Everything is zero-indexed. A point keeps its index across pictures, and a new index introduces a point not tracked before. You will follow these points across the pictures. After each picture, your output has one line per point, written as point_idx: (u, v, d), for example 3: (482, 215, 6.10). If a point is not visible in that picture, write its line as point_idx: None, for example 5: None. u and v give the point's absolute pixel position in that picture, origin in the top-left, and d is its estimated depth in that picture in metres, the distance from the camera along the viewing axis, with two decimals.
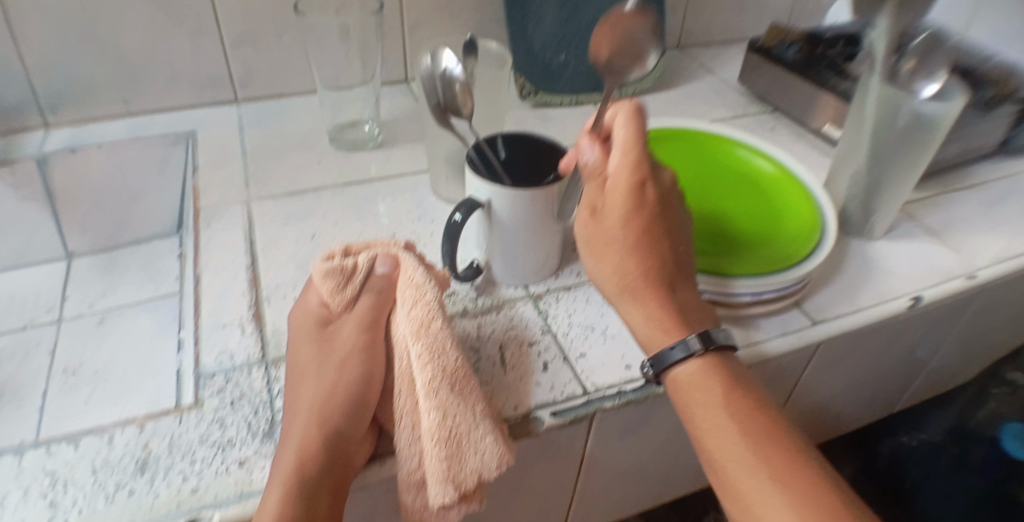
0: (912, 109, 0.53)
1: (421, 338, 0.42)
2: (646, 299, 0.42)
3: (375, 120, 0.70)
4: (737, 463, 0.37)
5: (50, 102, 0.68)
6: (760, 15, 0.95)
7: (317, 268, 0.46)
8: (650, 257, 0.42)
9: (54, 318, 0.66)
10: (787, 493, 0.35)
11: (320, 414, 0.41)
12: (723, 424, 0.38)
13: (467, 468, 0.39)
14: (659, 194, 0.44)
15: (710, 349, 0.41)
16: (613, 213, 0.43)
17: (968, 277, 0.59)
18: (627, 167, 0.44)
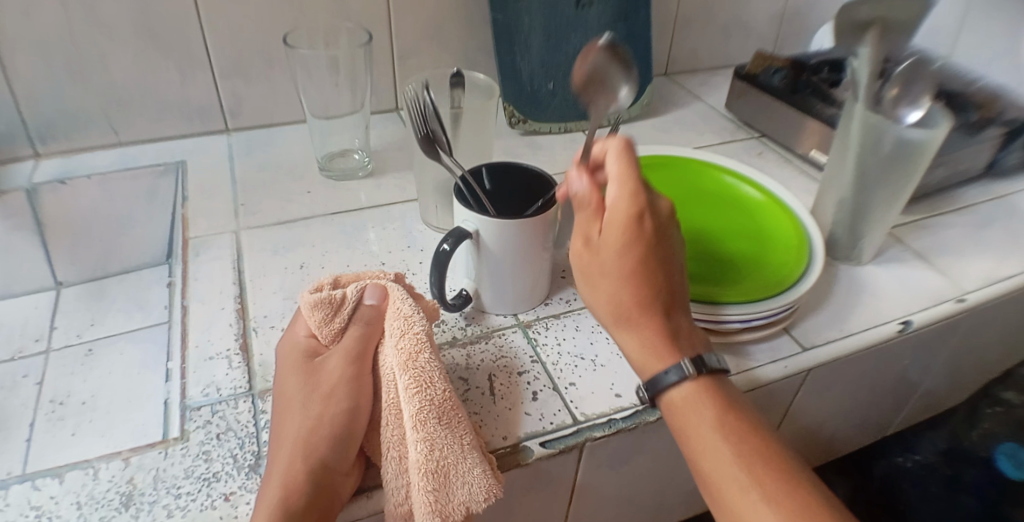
0: (895, 135, 0.53)
1: (409, 369, 0.42)
2: (640, 330, 0.40)
3: (365, 148, 0.71)
4: (731, 486, 0.35)
5: (41, 133, 0.68)
6: (745, 42, 0.97)
7: (304, 301, 0.46)
8: (646, 288, 0.40)
9: (41, 348, 0.66)
10: (786, 516, 0.33)
11: (306, 447, 0.40)
12: (717, 446, 0.36)
13: (456, 500, 0.39)
14: (657, 222, 0.41)
15: (702, 371, 0.39)
16: (607, 243, 0.41)
17: (958, 300, 0.59)
18: (625, 196, 0.40)
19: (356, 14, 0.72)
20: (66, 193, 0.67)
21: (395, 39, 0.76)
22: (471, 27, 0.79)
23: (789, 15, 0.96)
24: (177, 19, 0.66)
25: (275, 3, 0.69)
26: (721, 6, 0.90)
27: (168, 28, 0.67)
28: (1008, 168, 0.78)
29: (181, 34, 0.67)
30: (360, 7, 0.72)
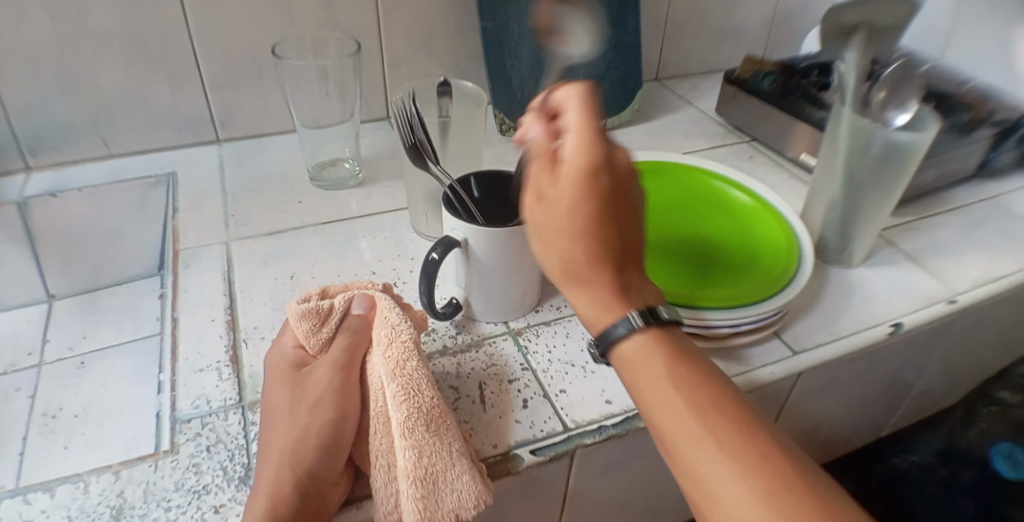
0: (884, 139, 0.53)
1: (396, 376, 0.42)
2: (590, 289, 0.37)
3: (356, 157, 0.71)
4: (685, 439, 0.33)
5: (31, 146, 0.69)
6: (735, 46, 0.97)
7: (293, 311, 0.47)
8: (599, 248, 0.36)
9: (35, 361, 0.66)
10: (741, 468, 0.31)
11: (295, 457, 0.40)
12: (669, 399, 0.34)
13: (446, 507, 0.39)
14: (620, 175, 0.36)
15: (652, 323, 0.36)
16: (559, 199, 0.36)
17: (949, 301, 0.60)
18: (586, 146, 0.35)
19: (346, 24, 0.73)
20: (57, 205, 0.67)
21: (386, 48, 0.76)
22: (461, 35, 0.79)
23: (779, 19, 0.97)
24: (167, 31, 0.67)
25: (265, 14, 0.69)
26: (710, 11, 0.90)
27: (158, 40, 0.67)
28: (998, 168, 0.78)
29: (171, 45, 0.68)
30: (350, 17, 0.73)
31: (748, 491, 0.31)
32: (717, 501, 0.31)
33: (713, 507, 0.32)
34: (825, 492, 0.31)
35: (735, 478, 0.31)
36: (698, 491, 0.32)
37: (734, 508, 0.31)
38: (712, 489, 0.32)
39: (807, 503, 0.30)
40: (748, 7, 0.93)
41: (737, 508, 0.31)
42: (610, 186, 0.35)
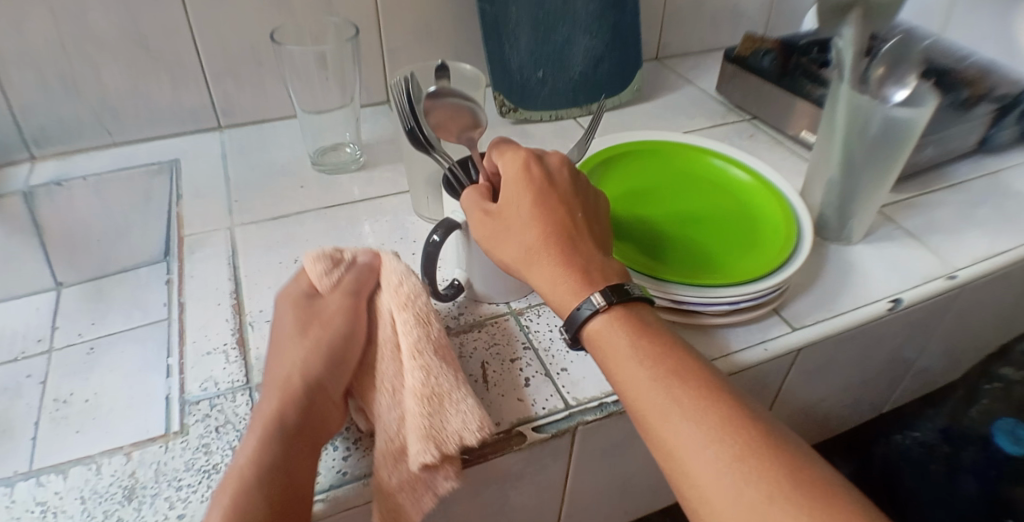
0: (882, 116, 0.53)
1: (408, 308, 0.44)
2: (551, 260, 0.43)
3: (357, 142, 0.72)
4: (653, 412, 0.36)
5: (35, 137, 0.69)
6: (736, 24, 0.96)
7: (309, 256, 0.49)
8: (549, 223, 0.44)
9: (44, 349, 0.67)
10: (705, 433, 0.34)
11: (301, 369, 0.42)
12: (635, 374, 0.38)
13: (450, 431, 0.40)
14: (547, 173, 0.47)
15: (615, 303, 0.41)
16: (508, 197, 0.45)
17: (948, 277, 0.60)
18: (513, 163, 0.47)
19: (344, 11, 0.73)
20: (61, 195, 0.68)
21: (384, 33, 0.76)
22: (460, 18, 0.79)
23: None
24: (166, 22, 0.67)
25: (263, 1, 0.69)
26: None
27: (158, 32, 0.67)
28: (1001, 144, 0.78)
29: (170, 36, 0.68)
30: (348, 3, 0.72)
31: (708, 456, 0.34)
32: (686, 467, 0.34)
33: (683, 473, 0.34)
34: (786, 452, 0.34)
35: (699, 444, 0.34)
36: (669, 460, 0.35)
37: (701, 472, 0.34)
38: (681, 456, 0.35)
39: (765, 462, 0.33)
40: None
41: (704, 471, 0.34)
42: (543, 179, 0.46)
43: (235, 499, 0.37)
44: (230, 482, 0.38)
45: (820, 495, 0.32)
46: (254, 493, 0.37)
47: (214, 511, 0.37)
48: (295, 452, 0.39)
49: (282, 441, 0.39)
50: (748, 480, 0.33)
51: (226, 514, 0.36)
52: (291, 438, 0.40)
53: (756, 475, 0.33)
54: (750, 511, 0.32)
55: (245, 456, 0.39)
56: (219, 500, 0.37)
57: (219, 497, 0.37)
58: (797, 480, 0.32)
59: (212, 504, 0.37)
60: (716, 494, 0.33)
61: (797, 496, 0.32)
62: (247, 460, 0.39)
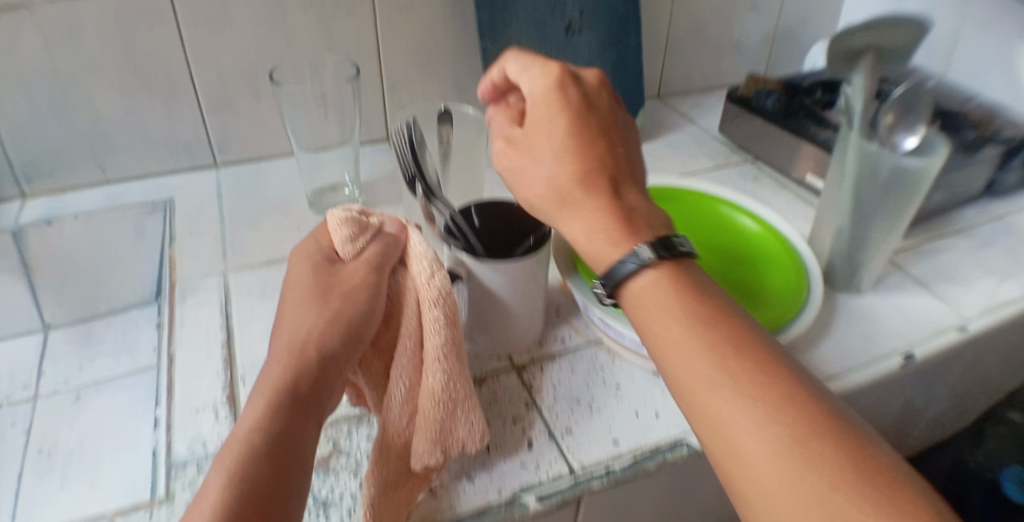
0: (892, 164, 0.52)
1: (439, 305, 0.43)
2: (590, 198, 0.38)
3: (355, 182, 0.70)
4: (704, 385, 0.32)
5: (26, 172, 0.68)
6: (738, 60, 0.96)
7: (334, 217, 0.48)
8: (586, 158, 0.38)
9: (30, 395, 0.64)
10: (762, 413, 0.30)
11: (318, 334, 0.42)
12: (681, 339, 0.33)
13: (456, 437, 0.43)
14: (585, 97, 0.41)
15: (666, 257, 0.36)
16: (536, 124, 0.40)
17: (960, 329, 0.58)
18: (545, 81, 0.41)
19: (344, 45, 0.72)
20: (52, 233, 0.66)
21: (385, 68, 0.75)
22: (462, 53, 0.78)
23: (781, 33, 0.96)
24: (163, 52, 0.66)
25: (262, 37, 0.68)
26: (711, 27, 0.90)
27: (154, 61, 0.66)
28: (1008, 187, 0.77)
29: (166, 66, 0.67)
30: (348, 37, 0.71)
31: (760, 438, 0.29)
32: (738, 449, 0.30)
33: (733, 455, 0.30)
34: (854, 442, 0.29)
35: (755, 423, 0.30)
36: (718, 439, 0.31)
37: (755, 455, 0.29)
38: (732, 436, 0.30)
39: (830, 451, 0.28)
40: (750, 23, 0.92)
41: (758, 455, 0.29)
42: (579, 104, 0.40)
43: (238, 462, 0.35)
44: (233, 443, 0.37)
45: (894, 490, 0.27)
46: (259, 457, 0.36)
47: (213, 474, 0.35)
48: (302, 423, 0.39)
49: (292, 405, 0.39)
50: (811, 470, 0.28)
51: (226, 479, 0.35)
52: (299, 407, 0.40)
53: (822, 465, 0.28)
54: (810, 503, 0.27)
55: (252, 420, 0.38)
56: (220, 462, 0.36)
57: (220, 461, 0.36)
58: (867, 473, 0.28)
59: (211, 468, 0.36)
60: (767, 479, 0.29)
61: (867, 491, 0.27)
62: (253, 425, 0.38)
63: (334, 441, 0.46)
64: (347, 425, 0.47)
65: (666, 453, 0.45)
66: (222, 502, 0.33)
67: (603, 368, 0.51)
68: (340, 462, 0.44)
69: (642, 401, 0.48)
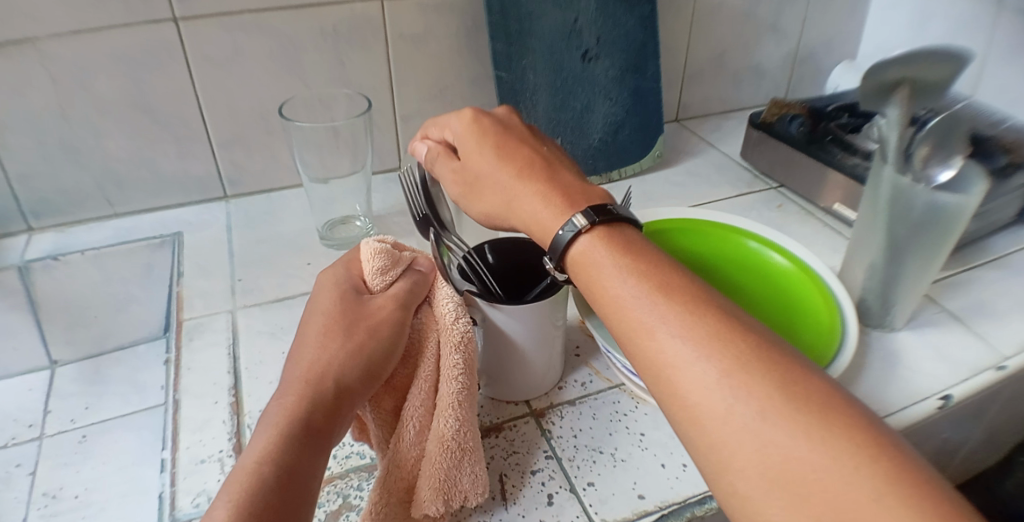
0: (927, 201, 0.49)
1: (460, 350, 0.43)
2: (531, 191, 0.40)
3: (368, 214, 0.69)
4: (645, 331, 0.32)
5: (34, 209, 0.67)
6: (757, 84, 0.94)
7: (367, 247, 0.48)
8: (517, 159, 0.42)
9: (36, 434, 0.64)
10: (694, 347, 0.30)
11: (338, 365, 0.41)
12: (620, 291, 0.34)
13: (460, 488, 0.40)
14: (500, 122, 0.45)
15: (598, 223, 0.37)
16: (466, 151, 0.44)
17: (998, 368, 0.55)
18: (460, 121, 0.46)
19: (357, 80, 0.71)
20: (59, 270, 0.65)
21: (399, 99, 0.74)
22: (477, 84, 0.77)
23: (802, 56, 0.94)
24: (171, 90, 0.65)
25: (274, 70, 0.68)
26: (730, 51, 0.88)
27: (165, 100, 0.65)
28: None
29: (177, 104, 0.66)
30: (361, 72, 0.71)
31: (701, 375, 0.30)
32: (681, 389, 0.30)
33: (673, 394, 0.31)
34: (784, 365, 0.29)
35: (697, 361, 0.30)
36: (658, 381, 0.31)
37: (691, 389, 0.30)
38: (669, 375, 0.31)
39: (760, 375, 0.29)
40: (770, 46, 0.91)
41: (694, 389, 0.30)
42: (496, 127, 0.45)
43: (245, 494, 0.33)
44: (239, 478, 0.35)
45: (820, 406, 0.27)
46: (266, 489, 0.34)
47: (218, 504, 0.33)
48: (313, 456, 0.37)
49: (303, 439, 0.37)
50: (742, 396, 0.28)
51: (231, 510, 0.33)
52: (311, 440, 0.38)
53: (759, 394, 0.28)
54: (745, 429, 0.28)
55: (262, 450, 0.36)
56: (226, 492, 0.34)
57: (227, 492, 0.34)
58: (795, 394, 0.28)
59: (216, 498, 0.34)
60: (710, 415, 0.29)
61: (794, 410, 0.27)
62: (263, 455, 0.36)
63: (344, 496, 0.43)
64: (359, 476, 0.44)
65: (694, 507, 0.42)
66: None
67: (624, 415, 0.49)
68: (350, 518, 0.41)
69: (667, 450, 0.46)
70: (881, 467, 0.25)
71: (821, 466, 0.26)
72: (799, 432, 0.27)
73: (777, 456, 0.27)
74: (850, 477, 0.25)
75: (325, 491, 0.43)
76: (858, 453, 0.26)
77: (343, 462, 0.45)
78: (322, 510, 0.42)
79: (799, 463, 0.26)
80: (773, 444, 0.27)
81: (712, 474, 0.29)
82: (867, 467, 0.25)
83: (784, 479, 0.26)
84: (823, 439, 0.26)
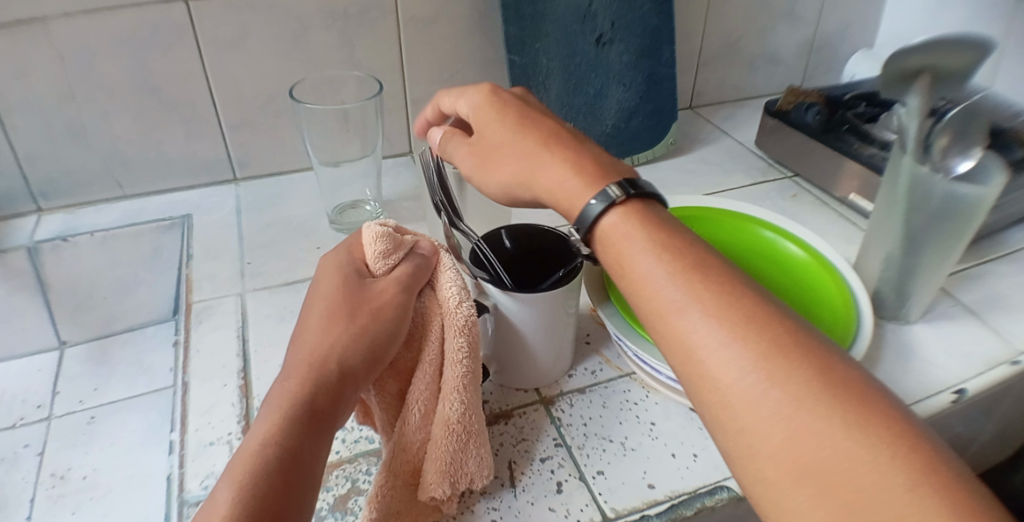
0: (945, 191, 0.48)
1: (462, 333, 0.42)
2: (555, 156, 0.40)
3: (377, 199, 0.68)
4: (674, 310, 0.32)
5: (42, 190, 0.67)
6: (772, 72, 0.93)
7: (369, 231, 0.47)
8: (537, 129, 0.42)
9: (44, 416, 0.65)
10: (728, 330, 0.30)
11: (340, 349, 0.41)
12: (651, 268, 0.34)
13: (465, 471, 0.40)
14: (517, 97, 0.46)
15: (631, 196, 0.37)
16: (484, 123, 0.45)
17: (1014, 362, 0.54)
18: (477, 94, 0.47)
19: (367, 63, 0.71)
20: (67, 252, 0.66)
21: (409, 81, 0.73)
22: (488, 68, 0.76)
23: (819, 42, 0.92)
24: (179, 72, 0.65)
25: (282, 51, 0.67)
26: (746, 37, 0.87)
27: (173, 81, 0.65)
28: None
29: (185, 86, 0.66)
30: (371, 55, 0.70)
31: (730, 356, 0.30)
32: (709, 370, 0.30)
33: (703, 377, 0.31)
34: (818, 352, 0.29)
35: (728, 344, 0.30)
36: (687, 363, 0.31)
37: (723, 373, 0.30)
38: (700, 358, 0.31)
39: (794, 361, 0.29)
40: (787, 32, 0.89)
41: (727, 372, 0.30)
42: (514, 101, 0.45)
43: (248, 477, 0.33)
44: (242, 460, 0.34)
45: (855, 394, 0.28)
46: (270, 473, 0.34)
47: (220, 487, 0.33)
48: (317, 441, 0.37)
49: (306, 423, 0.37)
50: (776, 381, 0.29)
51: (235, 494, 0.32)
52: (314, 423, 0.37)
53: (786, 378, 0.29)
54: (777, 415, 0.28)
55: (264, 433, 0.36)
56: (230, 475, 0.34)
57: (230, 474, 0.34)
58: (830, 382, 0.28)
59: (219, 481, 0.34)
60: (738, 396, 0.29)
61: (829, 396, 0.28)
62: (266, 438, 0.35)
63: (353, 480, 0.42)
64: (368, 461, 0.44)
65: (704, 498, 0.42)
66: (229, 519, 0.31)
67: (635, 403, 0.48)
68: (358, 502, 0.41)
69: (678, 440, 0.45)
70: (916, 458, 0.25)
71: (856, 455, 0.26)
72: (834, 420, 0.27)
73: (808, 446, 0.27)
74: (885, 467, 0.25)
75: (334, 475, 0.43)
76: (893, 442, 0.26)
77: (352, 446, 0.45)
78: (331, 493, 0.41)
79: (832, 450, 0.26)
80: (806, 431, 0.27)
81: (739, 460, 0.29)
82: (902, 456, 0.25)
83: (815, 466, 0.27)
84: (853, 427, 0.27)
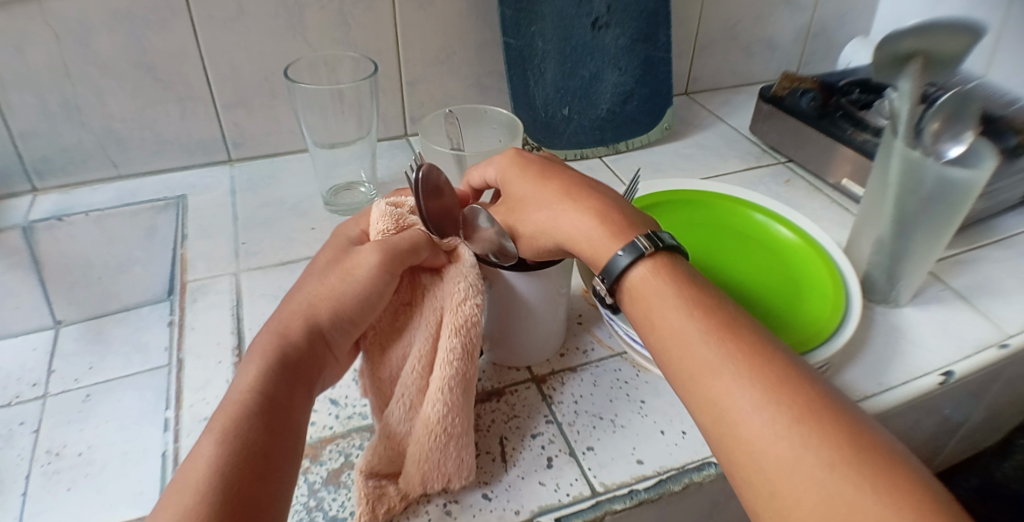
0: (937, 174, 0.49)
1: (459, 334, 0.41)
2: (573, 208, 0.43)
3: (372, 181, 0.69)
4: (705, 370, 0.34)
5: (38, 169, 0.67)
6: (768, 58, 0.93)
7: (378, 209, 0.45)
8: (561, 185, 0.45)
9: (38, 394, 0.66)
10: (761, 393, 0.32)
11: (313, 307, 0.40)
12: (683, 326, 0.36)
13: (445, 471, 0.40)
14: (539, 155, 0.49)
15: (659, 250, 0.40)
16: (511, 189, 0.47)
17: (1001, 345, 0.55)
18: (503, 155, 0.49)
19: (363, 43, 0.70)
20: (62, 231, 0.66)
21: (405, 64, 0.73)
22: (484, 52, 0.76)
23: (815, 30, 0.92)
24: (175, 53, 0.65)
25: (278, 31, 0.67)
26: (743, 22, 0.87)
27: (167, 60, 0.65)
28: None
29: (180, 65, 0.65)
30: (368, 36, 0.70)
31: (762, 420, 0.32)
32: (742, 432, 0.32)
33: (732, 438, 0.32)
34: (844, 418, 0.31)
35: (761, 409, 0.32)
36: (717, 423, 0.33)
37: (756, 437, 0.31)
38: (733, 419, 0.32)
39: (825, 428, 0.31)
40: (784, 18, 0.89)
41: (758, 437, 0.31)
42: (536, 157, 0.48)
43: (231, 424, 0.34)
44: (227, 406, 0.35)
45: (881, 462, 0.29)
46: (251, 419, 0.35)
47: (204, 437, 0.34)
48: (293, 393, 0.37)
49: (285, 375, 0.37)
50: (807, 447, 0.30)
51: (216, 441, 0.33)
52: (292, 377, 0.38)
53: (817, 440, 0.30)
54: (808, 481, 0.30)
55: (247, 380, 0.37)
56: (212, 425, 0.34)
57: (214, 421, 0.34)
58: (856, 447, 0.30)
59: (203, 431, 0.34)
60: (770, 459, 0.31)
61: (855, 462, 0.29)
62: (248, 385, 0.36)
63: (346, 454, 0.43)
64: (361, 436, 0.44)
65: (692, 473, 0.42)
66: (212, 465, 0.32)
67: (626, 382, 0.49)
68: (351, 476, 0.42)
69: (667, 418, 0.46)
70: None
71: (885, 520, 0.28)
72: (863, 487, 0.29)
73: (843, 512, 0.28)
74: None
75: (327, 450, 0.43)
76: (918, 507, 0.28)
77: (345, 422, 0.45)
78: (324, 467, 0.42)
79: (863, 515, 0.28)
80: (836, 496, 0.29)
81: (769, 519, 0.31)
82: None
83: None
84: (881, 493, 0.28)
